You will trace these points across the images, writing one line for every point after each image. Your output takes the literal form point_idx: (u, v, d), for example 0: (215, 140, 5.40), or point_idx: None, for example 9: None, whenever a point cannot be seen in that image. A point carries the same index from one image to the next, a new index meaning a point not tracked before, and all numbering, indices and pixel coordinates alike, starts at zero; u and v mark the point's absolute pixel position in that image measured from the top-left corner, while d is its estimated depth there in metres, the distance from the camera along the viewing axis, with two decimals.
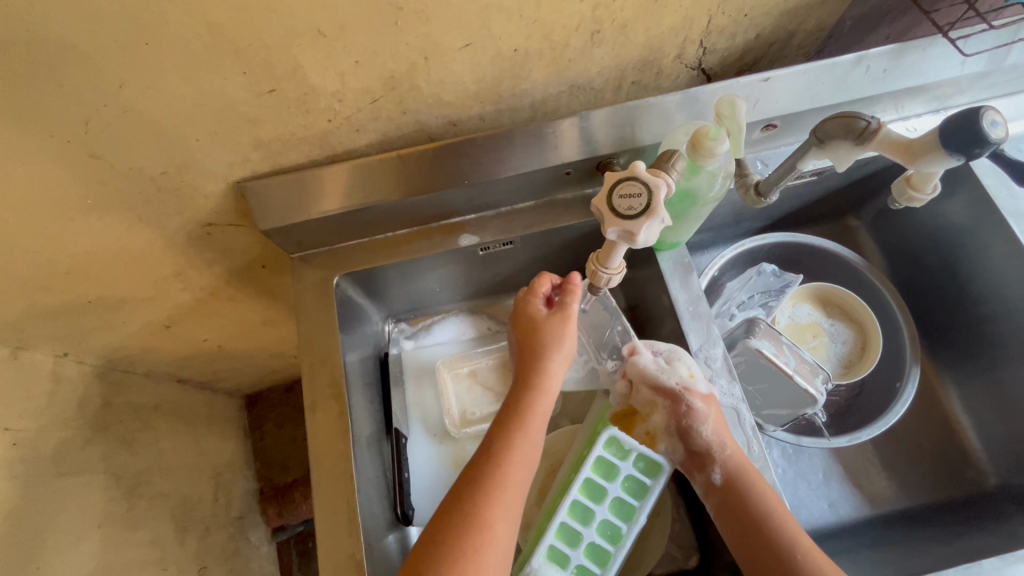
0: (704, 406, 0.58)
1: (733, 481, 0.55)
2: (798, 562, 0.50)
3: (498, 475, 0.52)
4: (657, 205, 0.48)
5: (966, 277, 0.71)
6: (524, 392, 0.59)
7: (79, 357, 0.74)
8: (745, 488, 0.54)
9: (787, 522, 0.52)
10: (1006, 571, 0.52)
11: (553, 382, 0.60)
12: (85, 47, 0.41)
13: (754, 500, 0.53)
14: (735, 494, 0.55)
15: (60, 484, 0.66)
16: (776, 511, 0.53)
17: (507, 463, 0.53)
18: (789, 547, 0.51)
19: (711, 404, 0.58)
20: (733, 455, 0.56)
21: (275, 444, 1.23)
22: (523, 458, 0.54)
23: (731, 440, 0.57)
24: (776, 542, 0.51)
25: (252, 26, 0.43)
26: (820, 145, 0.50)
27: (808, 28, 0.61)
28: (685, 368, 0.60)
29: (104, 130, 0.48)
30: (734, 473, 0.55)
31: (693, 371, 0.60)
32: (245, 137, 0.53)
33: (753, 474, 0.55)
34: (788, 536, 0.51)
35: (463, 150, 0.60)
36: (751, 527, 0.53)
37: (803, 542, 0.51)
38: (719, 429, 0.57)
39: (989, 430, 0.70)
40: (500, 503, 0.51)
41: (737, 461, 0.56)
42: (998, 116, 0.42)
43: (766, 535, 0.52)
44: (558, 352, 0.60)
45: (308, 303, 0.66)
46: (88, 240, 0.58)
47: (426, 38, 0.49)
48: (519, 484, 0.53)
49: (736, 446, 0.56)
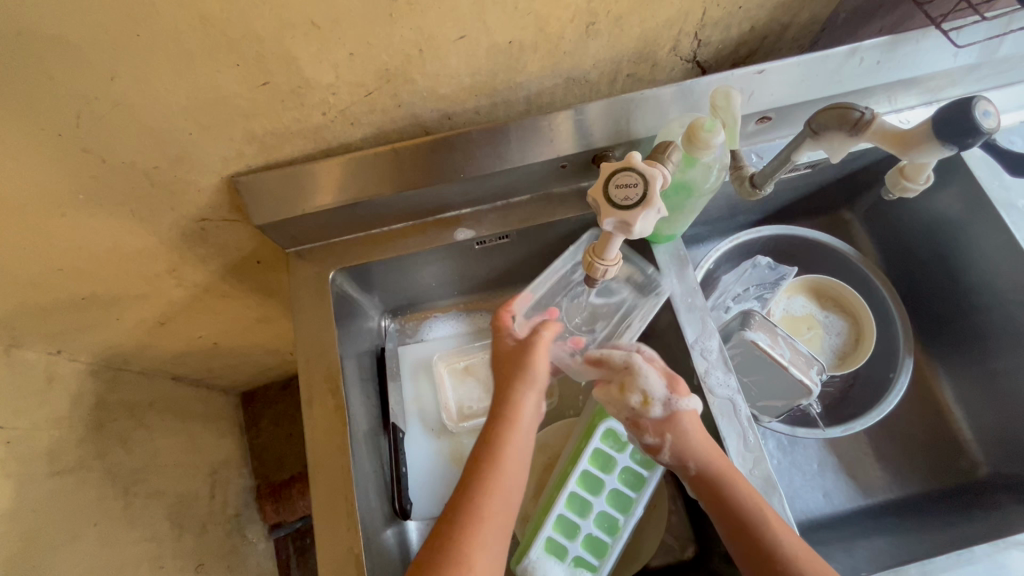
0: (654, 438, 0.58)
1: (713, 491, 0.54)
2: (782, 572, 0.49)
3: (472, 510, 0.52)
4: (653, 195, 0.48)
5: (958, 268, 0.71)
6: (496, 423, 0.58)
7: (72, 355, 0.73)
8: (728, 496, 0.53)
9: (773, 531, 0.51)
10: (997, 558, 0.52)
11: (528, 409, 0.59)
12: (77, 40, 0.41)
13: (738, 509, 0.52)
14: (718, 504, 0.54)
15: (54, 482, 0.65)
16: (761, 519, 0.51)
17: (479, 497, 0.52)
18: (773, 557, 0.50)
19: (666, 428, 0.57)
20: (697, 471, 0.55)
21: (271, 441, 1.22)
22: (500, 491, 0.53)
23: (693, 455, 0.55)
24: (761, 551, 0.50)
25: (245, 18, 0.43)
26: (814, 136, 0.51)
27: (801, 21, 0.61)
28: (636, 394, 0.58)
29: (96, 124, 0.47)
30: (709, 485, 0.54)
31: (643, 399, 0.58)
32: (238, 131, 0.53)
33: (731, 481, 0.53)
34: (775, 544, 0.50)
35: (458, 144, 0.60)
36: (737, 535, 0.52)
37: (790, 550, 0.50)
38: (677, 453, 0.56)
39: (980, 419, 0.71)
40: (474, 538, 0.50)
41: (709, 474, 0.54)
42: (990, 106, 0.43)
43: (751, 543, 0.51)
44: (529, 377, 0.60)
45: (304, 299, 0.66)
46: (80, 235, 0.57)
47: (420, 31, 0.49)
48: (496, 517, 0.52)
49: (700, 461, 0.55)
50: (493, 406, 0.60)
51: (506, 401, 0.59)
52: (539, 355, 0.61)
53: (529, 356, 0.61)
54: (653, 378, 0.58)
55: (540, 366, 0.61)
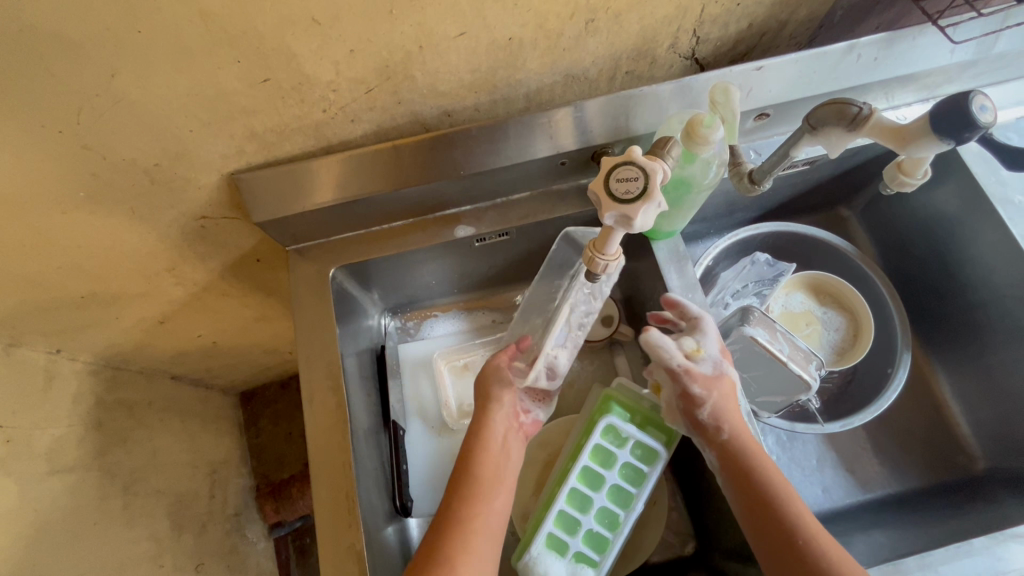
0: (703, 390, 0.57)
1: (737, 462, 0.55)
2: (799, 546, 0.49)
3: (457, 512, 0.54)
4: (653, 189, 0.48)
5: (955, 264, 0.72)
6: (472, 433, 0.61)
7: (72, 354, 0.73)
8: (751, 469, 0.54)
9: (795, 504, 0.51)
10: (996, 550, 0.53)
11: (497, 426, 0.61)
12: (78, 37, 0.41)
13: (763, 481, 0.53)
14: (741, 475, 0.54)
15: (53, 481, 0.65)
16: (782, 492, 0.52)
17: (461, 500, 0.55)
18: (791, 530, 0.50)
19: (715, 385, 0.57)
20: (729, 437, 0.56)
21: (271, 441, 1.22)
22: (480, 499, 0.55)
23: (730, 419, 0.56)
24: (780, 522, 0.50)
25: (245, 15, 0.43)
26: (812, 131, 0.51)
27: (799, 18, 0.62)
28: (693, 342, 0.59)
29: (96, 122, 0.47)
30: (735, 455, 0.55)
31: (699, 347, 0.59)
32: (239, 128, 0.53)
33: (757, 457, 0.55)
34: (795, 518, 0.50)
35: (458, 140, 0.60)
36: (756, 505, 0.52)
37: (809, 526, 0.50)
38: (717, 412, 0.57)
39: (978, 414, 0.71)
40: (463, 535, 0.52)
41: (738, 445, 0.55)
42: (987, 101, 0.43)
43: (771, 515, 0.51)
44: (494, 396, 0.62)
45: (304, 296, 0.66)
46: (81, 234, 0.57)
47: (421, 27, 0.49)
48: (484, 518, 0.54)
49: (734, 428, 0.56)
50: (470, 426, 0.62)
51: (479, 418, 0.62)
52: (497, 374, 0.64)
53: (488, 376, 0.64)
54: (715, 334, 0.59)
55: (502, 387, 0.63)
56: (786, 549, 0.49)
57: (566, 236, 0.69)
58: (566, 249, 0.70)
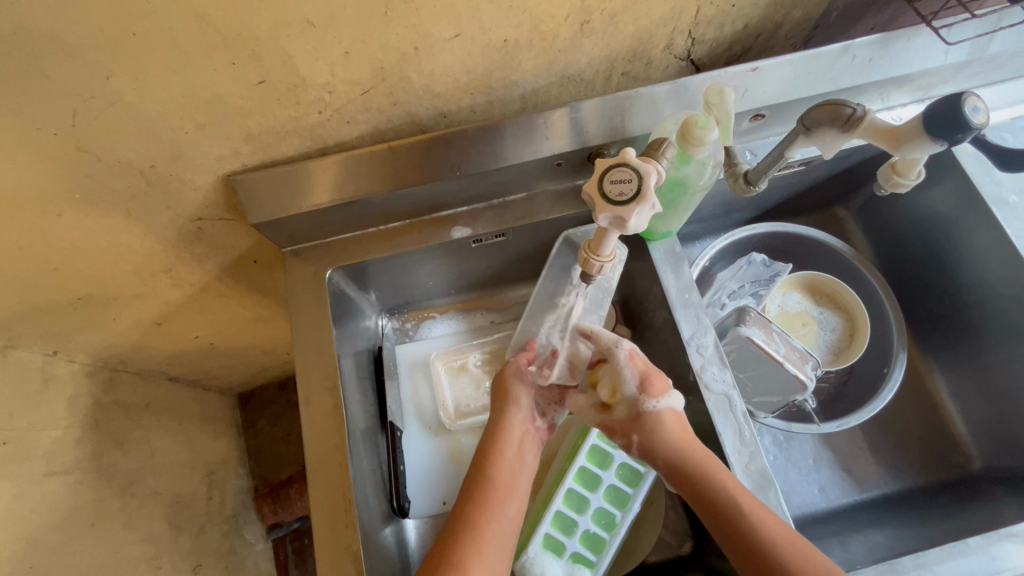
0: (625, 440, 0.59)
1: (687, 482, 0.54)
2: (759, 560, 0.49)
3: (471, 516, 0.54)
4: (647, 191, 0.48)
5: (950, 264, 0.72)
6: (487, 440, 0.61)
7: (69, 355, 0.73)
8: (702, 488, 0.53)
9: (749, 518, 0.50)
10: (991, 550, 0.53)
11: (515, 429, 0.61)
12: (72, 38, 0.41)
13: (714, 500, 0.52)
14: (695, 496, 0.54)
15: (51, 483, 0.66)
16: (737, 505, 0.51)
17: (476, 505, 0.55)
18: (749, 545, 0.49)
19: (634, 428, 0.58)
20: (666, 467, 0.56)
21: (268, 442, 1.22)
22: (494, 503, 0.55)
23: (661, 455, 0.56)
24: (738, 539, 0.50)
25: (240, 17, 0.43)
26: (807, 132, 0.51)
27: (794, 19, 0.62)
28: (607, 388, 0.60)
29: (91, 123, 0.47)
30: (683, 479, 0.55)
31: (614, 394, 0.59)
32: (235, 130, 0.53)
33: (705, 474, 0.54)
34: (753, 531, 0.50)
35: (454, 141, 0.60)
36: (718, 522, 0.52)
37: (770, 536, 0.49)
38: (646, 451, 0.57)
39: (973, 413, 0.71)
40: (478, 539, 0.52)
41: (680, 471, 0.55)
42: (979, 102, 0.43)
43: (730, 532, 0.51)
44: (512, 400, 0.63)
45: (300, 297, 0.66)
46: (76, 236, 0.57)
47: (416, 29, 0.49)
48: (498, 523, 0.54)
49: (669, 459, 0.56)
50: (484, 430, 0.62)
51: (492, 423, 0.62)
52: (516, 378, 0.65)
53: (506, 381, 0.65)
54: (624, 376, 0.59)
55: (519, 392, 0.64)
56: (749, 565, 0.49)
57: (567, 239, 0.70)
58: (566, 253, 0.71)
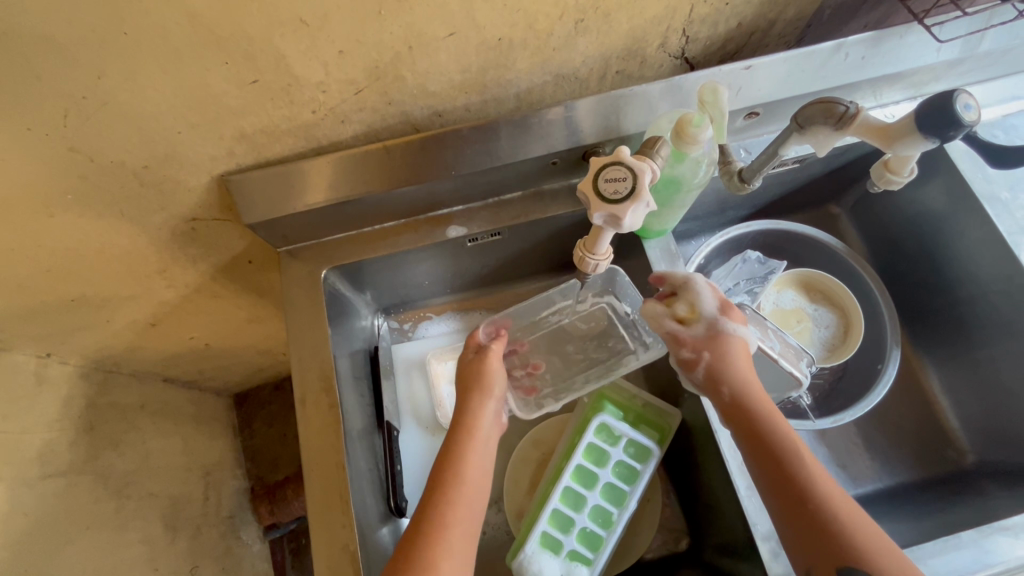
0: (693, 353, 0.58)
1: (745, 417, 0.54)
2: (810, 511, 0.48)
3: (437, 513, 0.51)
4: (642, 189, 0.48)
5: (943, 260, 0.72)
6: (456, 432, 0.58)
7: (62, 357, 0.73)
8: (761, 430, 0.53)
9: (808, 468, 0.50)
10: (984, 543, 0.53)
11: (484, 420, 0.60)
12: (62, 37, 0.41)
13: (773, 445, 0.52)
14: (751, 438, 0.53)
15: (45, 486, 0.65)
16: (796, 455, 0.50)
17: (445, 502, 0.52)
18: (804, 494, 0.48)
19: (705, 347, 0.58)
20: (731, 397, 0.55)
21: (265, 443, 1.22)
22: (463, 494, 0.53)
23: (729, 380, 0.56)
24: (793, 486, 0.49)
25: (231, 15, 0.43)
26: (800, 130, 0.51)
27: (787, 17, 0.62)
28: (685, 307, 0.60)
29: (82, 124, 0.47)
30: (742, 415, 0.54)
31: (693, 310, 0.59)
32: (228, 130, 0.53)
33: (765, 414, 0.54)
34: (809, 482, 0.49)
35: (449, 141, 0.60)
36: (773, 468, 0.51)
37: (823, 490, 0.48)
38: (713, 373, 0.57)
39: (966, 409, 0.72)
40: (443, 538, 0.50)
41: (744, 404, 0.54)
42: (971, 99, 0.44)
43: (781, 480, 0.50)
44: (484, 386, 0.61)
45: (296, 298, 0.65)
46: (69, 237, 0.57)
47: (410, 28, 0.49)
48: (463, 520, 0.52)
49: (736, 389, 0.55)
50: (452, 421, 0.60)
51: (465, 410, 0.60)
52: (495, 366, 0.63)
53: (485, 366, 0.62)
54: (707, 297, 0.59)
55: (488, 381, 0.62)
56: (797, 515, 0.48)
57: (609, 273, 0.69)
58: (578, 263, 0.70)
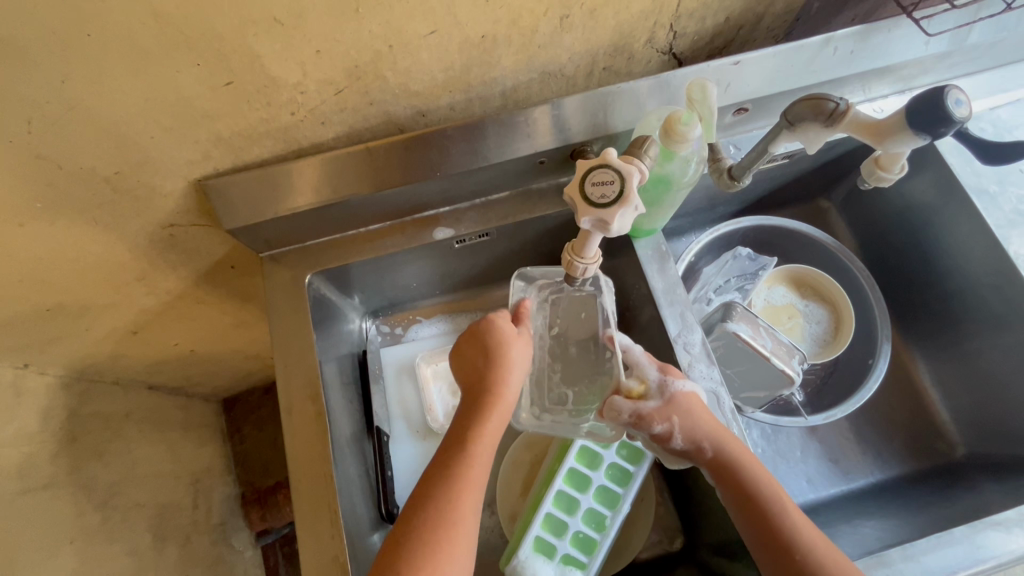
0: (663, 426, 0.54)
1: (729, 473, 0.53)
2: (797, 561, 0.48)
3: (460, 470, 0.50)
4: (630, 193, 0.47)
5: (932, 253, 0.72)
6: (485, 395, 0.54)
7: (41, 368, 0.71)
8: (747, 484, 0.52)
9: (792, 518, 0.50)
10: (976, 539, 0.53)
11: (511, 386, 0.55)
12: (21, 40, 0.39)
13: (760, 497, 0.51)
14: (737, 493, 0.52)
15: (25, 500, 0.63)
16: (780, 507, 0.50)
17: (467, 460, 0.51)
18: (788, 545, 0.49)
19: (673, 411, 0.55)
20: (714, 454, 0.53)
21: (255, 447, 1.20)
22: (480, 462, 0.51)
23: (705, 435, 0.54)
24: (781, 541, 0.49)
25: (200, 15, 0.41)
26: (791, 127, 0.50)
27: (775, 11, 0.61)
28: (636, 381, 0.57)
29: (48, 130, 0.45)
30: (727, 472, 0.53)
31: (642, 383, 0.57)
32: (204, 133, 0.51)
33: (747, 464, 0.53)
34: (794, 535, 0.49)
35: (434, 141, 0.59)
36: (757, 524, 0.50)
37: (809, 542, 0.48)
38: (690, 435, 0.54)
39: (955, 401, 0.72)
40: (465, 493, 0.49)
41: (728, 458, 0.53)
42: (962, 95, 0.43)
43: (768, 532, 0.50)
44: (521, 351, 0.57)
45: (279, 304, 0.64)
46: (40, 246, 0.55)
47: (389, 26, 0.47)
48: (477, 481, 0.51)
49: (717, 444, 0.53)
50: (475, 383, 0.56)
51: (494, 370, 0.55)
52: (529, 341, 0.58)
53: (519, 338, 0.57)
54: (647, 364, 0.58)
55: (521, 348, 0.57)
56: (785, 565, 0.48)
57: (522, 274, 0.67)
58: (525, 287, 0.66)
